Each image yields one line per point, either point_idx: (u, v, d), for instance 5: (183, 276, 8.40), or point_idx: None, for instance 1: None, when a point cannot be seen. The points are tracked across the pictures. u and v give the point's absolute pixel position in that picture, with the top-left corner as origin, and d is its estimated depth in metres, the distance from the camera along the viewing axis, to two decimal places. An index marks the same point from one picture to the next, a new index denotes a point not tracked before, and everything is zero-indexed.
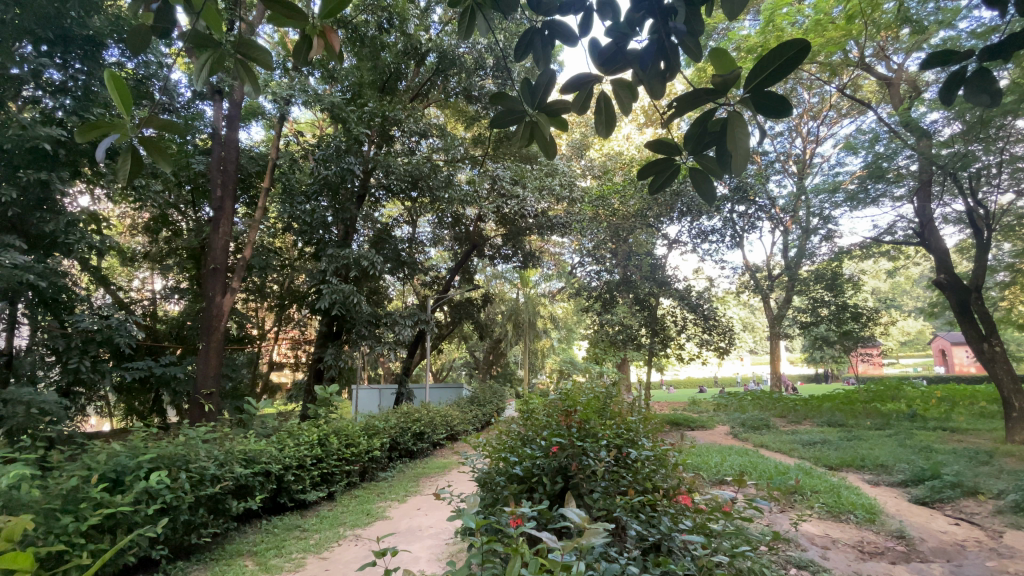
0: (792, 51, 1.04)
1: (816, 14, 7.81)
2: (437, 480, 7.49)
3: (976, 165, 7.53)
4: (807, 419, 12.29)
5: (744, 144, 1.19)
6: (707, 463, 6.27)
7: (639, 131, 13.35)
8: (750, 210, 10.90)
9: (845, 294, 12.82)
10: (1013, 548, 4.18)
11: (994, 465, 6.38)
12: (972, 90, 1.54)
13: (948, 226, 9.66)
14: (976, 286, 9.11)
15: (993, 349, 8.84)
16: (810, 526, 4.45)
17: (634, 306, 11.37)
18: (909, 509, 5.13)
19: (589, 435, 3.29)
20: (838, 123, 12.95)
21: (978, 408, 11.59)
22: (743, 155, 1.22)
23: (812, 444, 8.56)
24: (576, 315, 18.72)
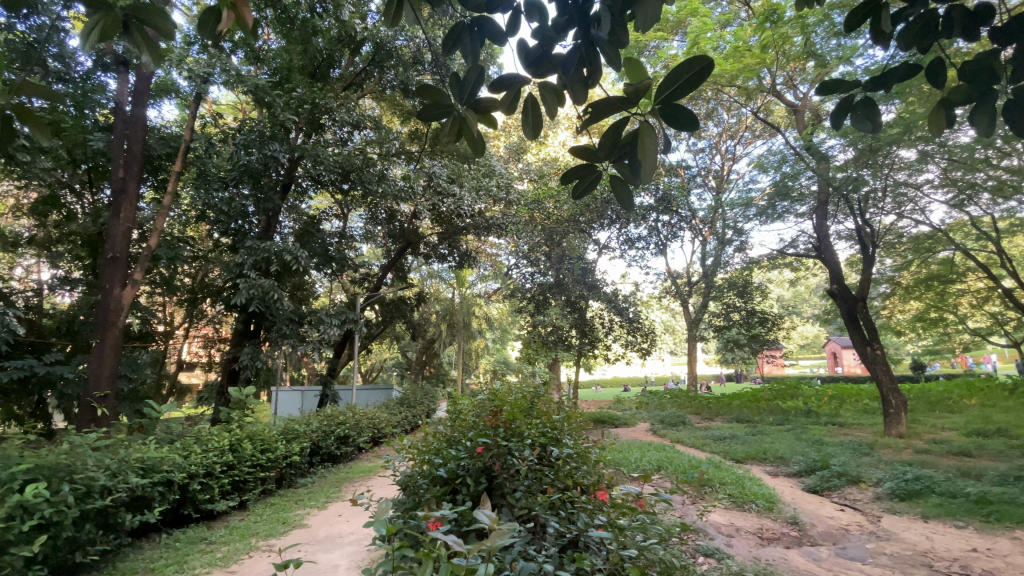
0: (698, 65, 1.09)
1: (735, 41, 8.44)
2: (360, 485, 7.22)
3: (866, 188, 8.44)
4: (718, 416, 13.23)
5: (655, 153, 1.20)
6: (629, 459, 6.54)
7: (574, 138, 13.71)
8: (673, 220, 11.54)
9: (753, 301, 13.93)
10: (887, 530, 4.69)
11: (873, 455, 7.20)
12: (858, 117, 1.68)
13: (841, 242, 10.76)
14: (861, 296, 10.19)
15: (875, 353, 9.94)
16: (718, 516, 4.75)
17: (566, 308, 11.67)
18: (803, 498, 5.66)
19: (514, 434, 3.31)
20: (752, 143, 14.09)
21: (862, 405, 13.02)
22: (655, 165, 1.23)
23: (722, 439, 9.22)
24: (510, 316, 18.88)
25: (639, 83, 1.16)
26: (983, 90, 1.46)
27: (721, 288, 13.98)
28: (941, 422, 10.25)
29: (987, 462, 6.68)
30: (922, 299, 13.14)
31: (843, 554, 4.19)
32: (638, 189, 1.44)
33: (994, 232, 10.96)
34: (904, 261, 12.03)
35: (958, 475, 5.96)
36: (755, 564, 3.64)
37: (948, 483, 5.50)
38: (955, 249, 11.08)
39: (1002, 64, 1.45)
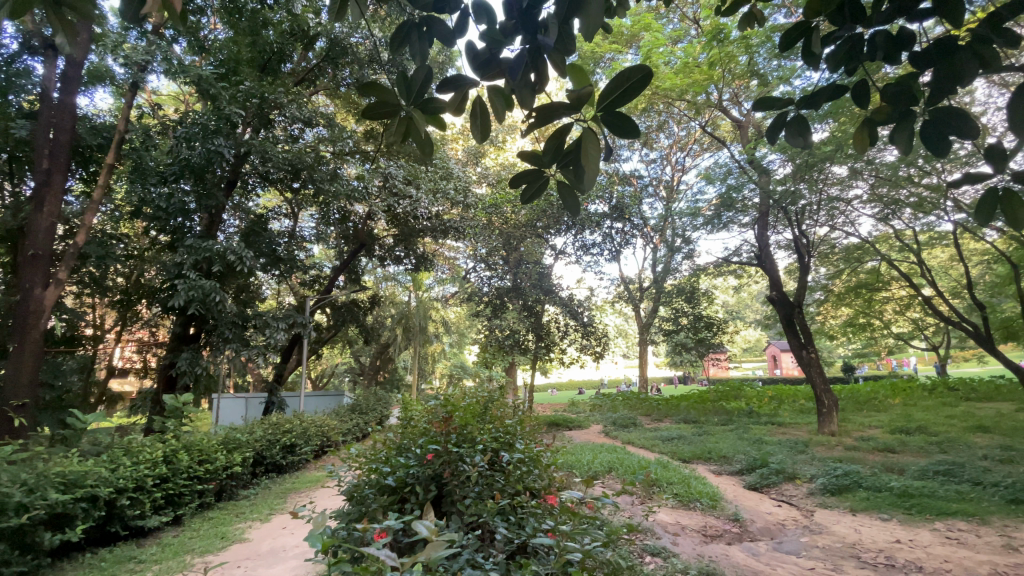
0: (639, 75, 1.11)
1: (684, 57, 8.82)
2: (306, 495, 6.93)
3: (803, 202, 8.97)
4: (667, 417, 13.65)
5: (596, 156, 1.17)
6: (581, 462, 6.61)
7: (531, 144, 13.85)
8: (626, 227, 11.84)
9: (701, 307, 14.49)
10: (820, 524, 4.95)
11: (807, 452, 7.63)
12: (792, 132, 1.77)
13: (780, 252, 11.38)
14: (798, 303, 10.79)
15: (811, 356, 10.55)
16: (665, 515, 4.87)
17: (522, 312, 11.72)
18: (744, 495, 5.91)
19: (465, 440, 3.27)
20: (700, 155, 14.71)
21: (799, 405, 13.78)
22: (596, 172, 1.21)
23: (670, 439, 9.52)
24: (467, 320, 18.75)
25: (584, 90, 1.19)
26: (901, 111, 1.52)
27: (671, 294, 14.46)
28: (868, 421, 11.01)
29: (907, 457, 7.21)
30: (852, 305, 14.07)
31: (780, 548, 4.39)
32: (585, 198, 1.44)
33: (914, 244, 11.90)
34: (836, 270, 12.87)
35: (882, 470, 6.39)
36: (699, 562, 3.74)
37: (874, 478, 5.89)
38: (881, 260, 11.96)
39: (919, 87, 1.50)
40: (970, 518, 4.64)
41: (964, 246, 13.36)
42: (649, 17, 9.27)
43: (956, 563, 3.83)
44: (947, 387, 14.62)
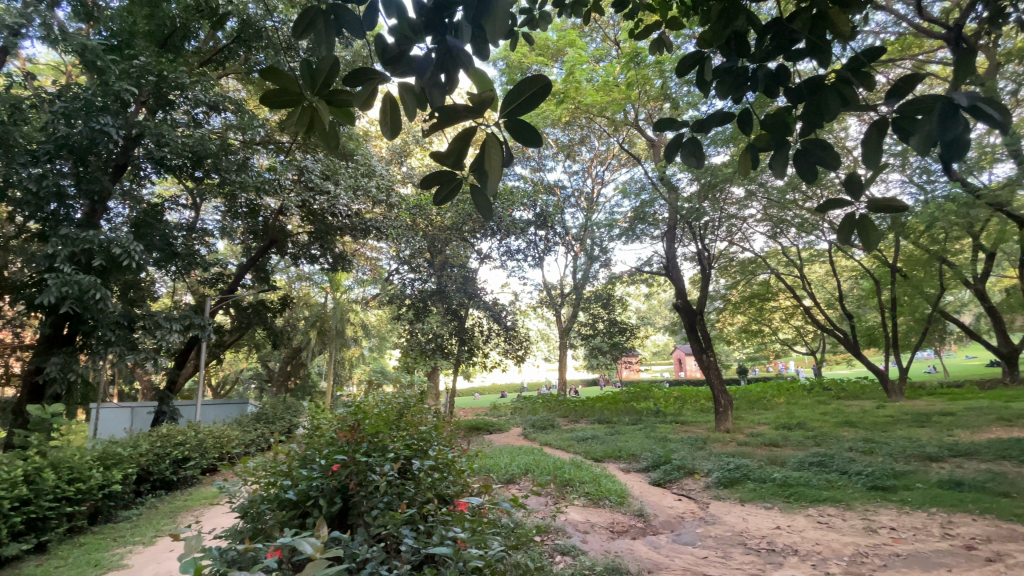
0: (542, 86, 1.14)
1: (605, 75, 9.30)
2: (199, 512, 6.32)
3: (707, 218, 9.75)
4: (583, 418, 14.16)
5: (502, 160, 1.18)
6: (497, 465, 6.64)
7: None
8: (549, 234, 12.14)
9: (616, 313, 15.22)
10: (714, 515, 5.35)
11: (705, 448, 8.25)
12: (686, 153, 1.87)
13: (686, 263, 12.24)
14: (700, 310, 11.65)
15: (711, 359, 11.43)
16: (576, 514, 5.03)
17: (446, 316, 11.60)
18: (649, 491, 6.27)
19: (376, 448, 3.17)
20: (618, 170, 15.50)
21: (700, 404, 14.91)
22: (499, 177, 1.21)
23: (585, 440, 9.87)
24: (388, 323, 18.19)
25: (488, 95, 1.20)
26: (778, 140, 1.69)
27: (589, 300, 15.05)
28: (758, 418, 12.16)
29: (789, 451, 8.04)
30: (746, 313, 15.48)
31: (679, 540, 4.69)
32: (496, 203, 1.43)
33: (798, 260, 13.35)
34: (734, 282, 14.10)
35: (768, 463, 7.07)
36: (605, 558, 3.88)
37: (761, 470, 6.49)
38: (771, 273, 13.30)
39: (793, 118, 1.67)
40: (838, 504, 5.24)
41: (837, 263, 15.23)
42: (573, 34, 9.65)
43: (825, 545, 4.30)
44: (822, 387, 16.52)
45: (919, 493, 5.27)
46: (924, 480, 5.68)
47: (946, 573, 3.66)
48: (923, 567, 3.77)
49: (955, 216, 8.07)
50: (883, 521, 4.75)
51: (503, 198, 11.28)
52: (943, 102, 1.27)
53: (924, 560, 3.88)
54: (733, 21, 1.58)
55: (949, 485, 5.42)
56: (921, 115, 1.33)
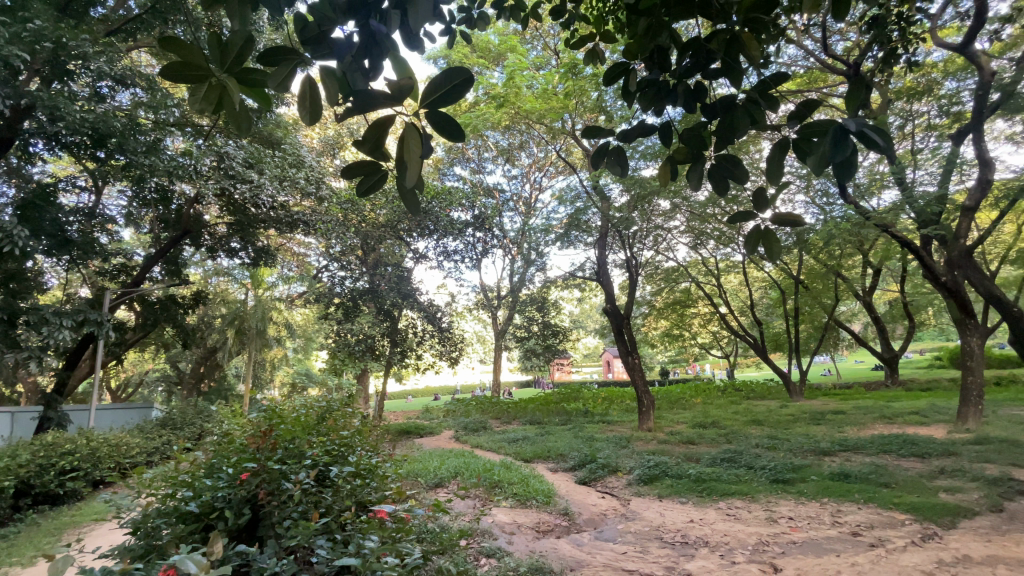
0: (463, 78, 1.13)
1: (545, 83, 9.51)
2: (86, 529, 5.65)
3: (637, 226, 10.19)
4: (515, 419, 14.28)
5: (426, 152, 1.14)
6: (425, 469, 6.53)
7: None
8: (487, 237, 12.12)
9: (550, 316, 15.53)
10: (634, 511, 5.57)
11: (629, 447, 8.61)
12: (611, 161, 1.91)
13: (616, 269, 12.72)
14: (627, 315, 12.12)
15: (635, 361, 11.90)
16: (503, 516, 5.05)
17: (377, 316, 11.25)
18: (575, 489, 6.43)
19: (291, 455, 3.00)
20: (555, 177, 15.84)
21: (625, 404, 15.53)
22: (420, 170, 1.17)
23: (515, 441, 9.95)
24: (315, 323, 17.36)
25: (406, 83, 1.15)
26: (695, 153, 1.78)
27: (524, 303, 15.25)
28: (678, 416, 12.87)
29: (703, 447, 8.58)
30: (670, 318, 16.38)
31: (601, 537, 4.84)
32: (422, 197, 1.39)
33: (716, 270, 14.33)
34: (660, 289, 14.87)
35: (685, 460, 7.49)
36: (529, 558, 3.92)
37: (678, 467, 6.85)
38: (692, 281, 14.15)
39: (709, 134, 1.77)
40: (745, 497, 5.64)
41: (750, 274, 16.52)
42: (515, 41, 9.77)
43: (732, 536, 4.61)
44: (736, 389, 17.79)
45: (814, 484, 5.79)
46: (818, 472, 6.27)
47: (835, 556, 4.03)
48: (815, 552, 4.13)
49: (849, 235, 9.01)
50: (783, 511, 5.16)
51: (441, 198, 11.16)
52: (836, 127, 1.37)
53: (817, 547, 4.26)
54: (655, 38, 1.70)
55: (839, 477, 6.01)
56: (817, 138, 1.44)
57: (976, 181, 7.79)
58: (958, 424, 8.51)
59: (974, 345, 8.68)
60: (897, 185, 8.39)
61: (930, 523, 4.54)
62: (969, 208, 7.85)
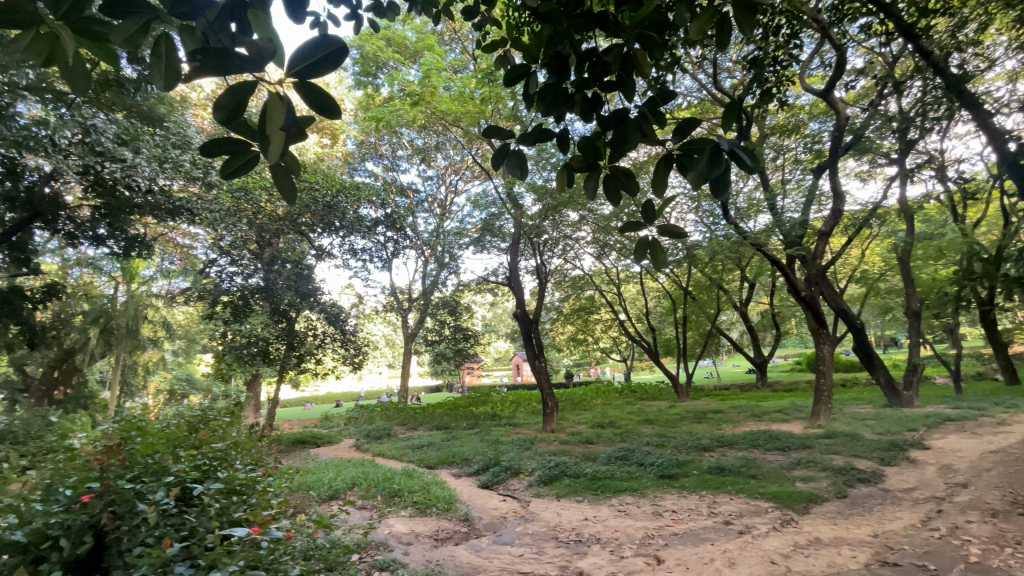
0: (335, 50, 1.09)
1: (461, 87, 9.46)
2: None
3: (548, 234, 10.48)
4: (421, 425, 13.96)
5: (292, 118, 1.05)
6: (318, 481, 6.12)
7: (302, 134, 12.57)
8: (398, 237, 11.72)
9: (462, 320, 15.43)
10: (533, 512, 5.66)
11: (533, 449, 8.78)
12: (511, 165, 1.88)
13: (527, 276, 12.96)
14: (536, 320, 12.36)
15: (542, 365, 12.15)
16: (400, 525, 4.87)
17: (271, 317, 10.42)
18: (476, 494, 6.41)
19: (151, 472, 2.65)
20: (470, 181, 15.84)
21: (532, 407, 15.86)
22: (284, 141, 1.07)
23: (420, 447, 9.72)
24: (200, 322, 15.67)
25: (266, 45, 1.08)
26: (591, 162, 1.82)
27: (435, 307, 15.00)
28: (580, 417, 13.42)
29: (601, 447, 9.01)
30: (575, 323, 17.22)
31: (499, 541, 4.84)
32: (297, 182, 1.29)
33: (618, 279, 15.20)
34: (568, 296, 15.45)
35: (583, 460, 7.80)
36: (426, 568, 3.80)
37: (576, 466, 7.10)
38: (597, 289, 14.88)
39: (603, 146, 1.83)
40: (636, 493, 5.98)
41: (647, 284, 17.76)
42: (433, 40, 9.63)
43: (622, 532, 4.84)
44: (633, 391, 18.95)
45: (695, 479, 6.30)
46: (699, 467, 6.84)
47: (710, 545, 4.39)
48: (694, 542, 4.47)
49: (730, 252, 10.00)
50: (668, 505, 5.54)
51: (348, 193, 10.64)
52: (712, 144, 1.49)
53: (695, 537, 4.61)
54: (559, 44, 1.73)
55: (716, 471, 6.61)
56: (697, 154, 1.55)
57: (830, 210, 9.03)
58: (812, 420, 9.76)
59: (824, 352, 10.03)
60: (769, 210, 9.48)
61: (788, 510, 5.13)
62: (824, 233, 9.06)
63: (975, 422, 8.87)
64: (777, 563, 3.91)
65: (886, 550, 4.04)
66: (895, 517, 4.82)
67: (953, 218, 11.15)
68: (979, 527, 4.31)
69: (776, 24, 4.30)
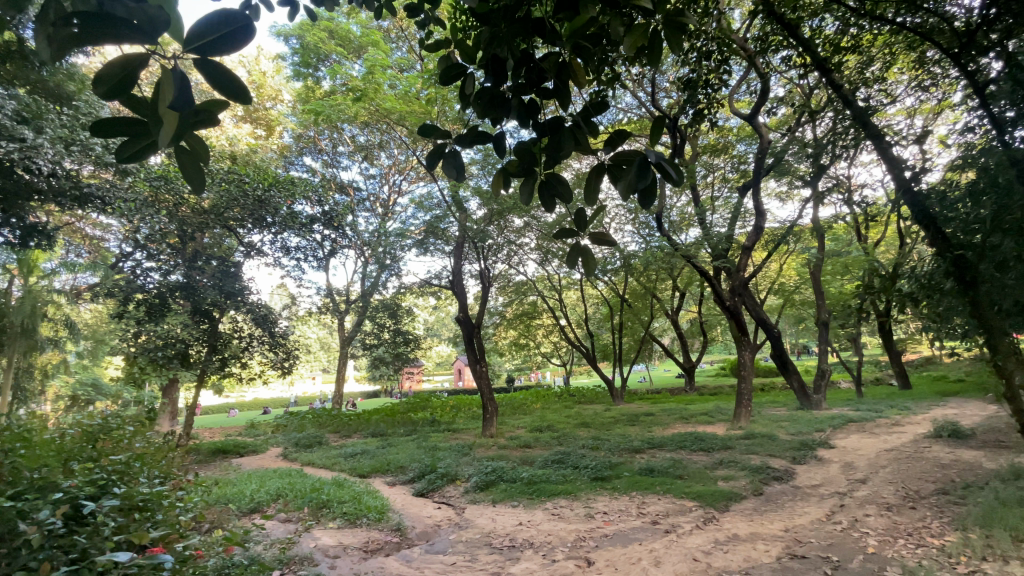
0: (237, 28, 1.07)
1: (407, 86, 9.26)
2: None
3: (491, 239, 10.47)
4: (356, 432, 13.46)
5: (188, 95, 1.00)
6: (238, 494, 5.72)
7: (237, 125, 11.79)
8: (337, 236, 11.27)
9: (402, 323, 15.08)
10: (467, 519, 5.60)
11: (471, 455, 8.70)
12: (447, 165, 1.85)
13: (470, 280, 12.87)
14: (478, 325, 12.27)
15: (483, 370, 12.07)
16: (328, 538, 4.65)
17: (191, 317, 9.67)
18: (410, 502, 6.25)
19: (38, 487, 2.37)
20: (415, 182, 15.55)
21: (472, 412, 15.74)
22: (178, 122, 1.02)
23: (353, 456, 9.36)
24: (109, 322, 14.26)
25: (158, 15, 1.02)
26: (527, 167, 1.83)
27: (374, 309, 14.57)
28: (519, 422, 13.47)
29: (539, 451, 9.10)
30: (517, 328, 17.36)
31: (432, 550, 4.74)
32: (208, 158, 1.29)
33: (560, 286, 15.47)
34: (511, 301, 15.52)
35: (520, 464, 7.83)
36: None
37: (512, 471, 7.11)
38: (539, 295, 15.07)
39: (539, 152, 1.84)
40: (570, 496, 6.07)
41: (587, 291, 18.21)
42: (378, 36, 9.39)
43: (555, 535, 4.89)
44: (572, 395, 19.31)
45: (626, 480, 6.50)
46: (630, 469, 7.07)
47: (638, 545, 4.53)
48: (623, 543, 4.60)
49: (663, 262, 10.46)
50: (600, 507, 5.67)
51: (283, 187, 10.12)
52: (640, 156, 1.54)
53: (624, 538, 4.75)
54: (498, 48, 1.74)
55: (646, 472, 6.85)
56: (626, 165, 1.60)
57: (753, 227, 9.69)
58: (734, 422, 10.39)
59: (745, 358, 10.72)
60: (699, 224, 10.01)
61: (710, 508, 5.40)
62: (747, 247, 9.70)
63: (873, 423, 9.79)
64: (699, 560, 4.10)
65: (796, 543, 4.35)
66: (803, 512, 5.21)
67: (857, 238, 12.33)
68: (874, 520, 4.74)
69: (707, 48, 4.55)
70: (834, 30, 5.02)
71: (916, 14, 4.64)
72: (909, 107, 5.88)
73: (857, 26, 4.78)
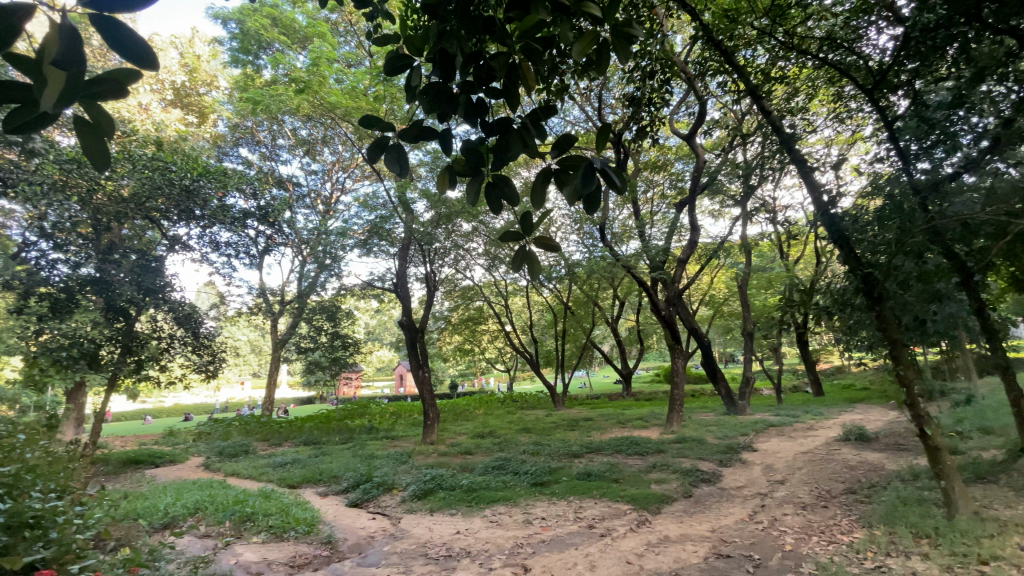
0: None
1: (354, 81, 8.97)
2: None
3: (438, 242, 10.31)
4: (287, 440, 12.77)
5: (73, 54, 0.99)
6: (149, 508, 5.23)
7: (164, 107, 10.77)
8: (273, 233, 10.70)
9: (341, 326, 14.53)
10: (403, 529, 5.43)
11: (409, 462, 8.48)
12: (390, 157, 1.80)
13: (414, 283, 12.60)
14: (422, 329, 11.97)
15: (425, 375, 11.80)
16: (251, 554, 4.35)
17: (104, 314, 8.79)
18: (343, 513, 5.99)
19: None
20: (359, 181, 15.09)
21: (412, 419, 15.38)
22: (62, 78, 1.03)
23: (282, 465, 8.85)
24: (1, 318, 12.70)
25: None
26: (474, 167, 1.80)
27: (312, 311, 13.95)
28: (461, 428, 13.31)
29: (479, 457, 9.03)
30: (462, 333, 17.26)
31: (364, 562, 4.56)
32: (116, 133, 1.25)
33: (506, 292, 15.50)
34: (457, 306, 15.37)
35: (460, 471, 7.72)
36: None
37: (451, 478, 6.99)
38: (484, 300, 15.04)
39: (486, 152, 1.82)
40: (508, 502, 6.05)
41: (532, 298, 18.41)
42: (325, 27, 9.06)
43: (492, 543, 4.85)
44: (514, 401, 19.36)
45: (565, 485, 6.57)
46: (569, 473, 7.17)
47: (574, 550, 4.59)
48: (560, 548, 4.63)
49: (606, 271, 10.75)
50: (538, 513, 5.69)
51: (214, 178, 9.50)
52: (585, 162, 1.56)
53: (561, 543, 4.78)
54: (446, 43, 1.71)
55: (584, 476, 6.97)
56: (573, 170, 1.61)
57: (688, 241, 10.18)
58: (667, 426, 10.81)
59: (678, 365, 11.21)
60: (639, 237, 10.40)
61: (643, 511, 5.57)
62: (683, 260, 10.18)
63: (791, 428, 10.52)
64: (633, 562, 4.21)
65: (722, 543, 4.55)
66: (728, 513, 5.48)
67: (780, 255, 13.28)
68: (791, 519, 5.07)
69: (651, 68, 4.74)
70: (766, 61, 5.29)
71: (838, 52, 5.08)
72: (828, 137, 6.43)
73: (785, 59, 5.18)
